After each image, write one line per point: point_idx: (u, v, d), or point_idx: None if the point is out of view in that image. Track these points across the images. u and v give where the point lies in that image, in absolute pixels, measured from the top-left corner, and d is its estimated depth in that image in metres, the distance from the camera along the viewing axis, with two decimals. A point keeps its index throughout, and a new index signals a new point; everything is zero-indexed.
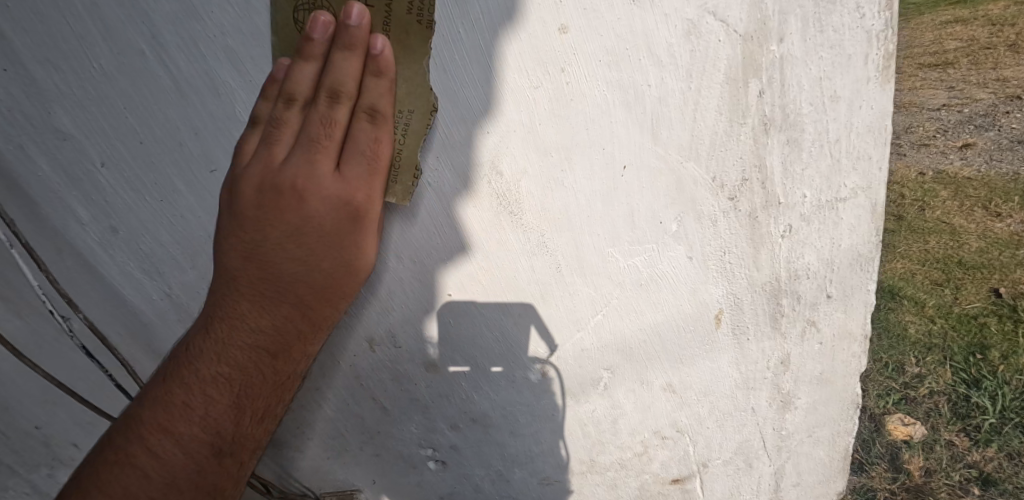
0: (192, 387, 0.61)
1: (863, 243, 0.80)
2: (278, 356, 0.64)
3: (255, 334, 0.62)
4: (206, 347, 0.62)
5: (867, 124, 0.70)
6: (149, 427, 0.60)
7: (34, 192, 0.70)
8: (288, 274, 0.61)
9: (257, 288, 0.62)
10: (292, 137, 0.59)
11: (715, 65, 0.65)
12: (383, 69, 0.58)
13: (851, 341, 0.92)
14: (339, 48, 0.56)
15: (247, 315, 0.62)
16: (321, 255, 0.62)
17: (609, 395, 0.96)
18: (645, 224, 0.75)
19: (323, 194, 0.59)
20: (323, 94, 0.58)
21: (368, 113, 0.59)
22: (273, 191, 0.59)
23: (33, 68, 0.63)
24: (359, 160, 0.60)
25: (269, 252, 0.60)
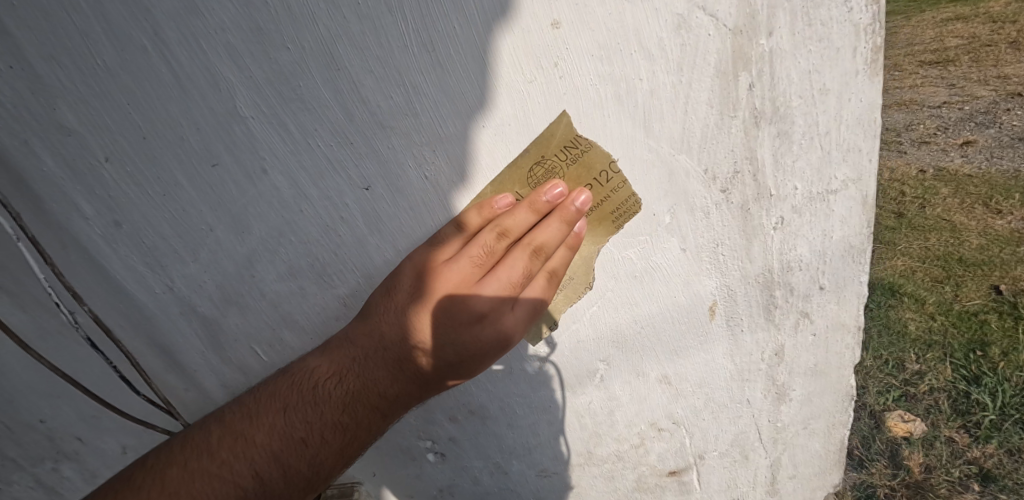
0: (306, 416, 0.70)
1: (854, 235, 0.81)
2: (365, 435, 0.73)
3: (380, 400, 0.72)
4: (326, 390, 0.71)
5: (857, 116, 0.71)
6: (259, 448, 0.68)
7: (39, 188, 0.71)
8: (409, 364, 0.72)
9: (396, 364, 0.72)
10: (453, 247, 0.72)
11: (705, 59, 0.66)
12: (549, 211, 0.68)
13: (845, 333, 0.92)
14: (523, 207, 0.68)
15: (375, 375, 0.72)
16: (445, 340, 0.70)
17: (605, 387, 0.97)
18: (638, 216, 0.76)
19: (481, 297, 0.69)
20: (471, 226, 0.71)
21: (534, 249, 0.67)
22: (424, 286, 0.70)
23: (38, 64, 0.64)
24: (504, 280, 0.68)
25: (400, 316, 0.71)
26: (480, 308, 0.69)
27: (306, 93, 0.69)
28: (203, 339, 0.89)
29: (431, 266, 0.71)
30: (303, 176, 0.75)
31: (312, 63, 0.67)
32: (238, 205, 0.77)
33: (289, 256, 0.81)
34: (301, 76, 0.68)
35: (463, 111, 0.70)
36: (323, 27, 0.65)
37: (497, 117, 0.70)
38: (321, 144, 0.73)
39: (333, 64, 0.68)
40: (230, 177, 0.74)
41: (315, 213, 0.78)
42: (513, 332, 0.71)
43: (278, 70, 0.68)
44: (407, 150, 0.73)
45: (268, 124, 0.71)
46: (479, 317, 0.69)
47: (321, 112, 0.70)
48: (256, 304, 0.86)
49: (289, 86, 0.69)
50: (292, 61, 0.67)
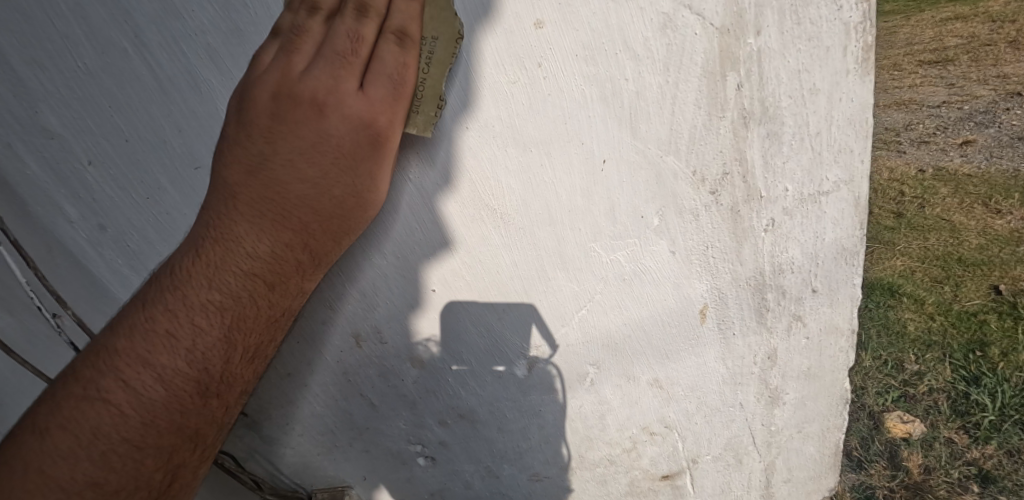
0: (182, 319, 0.59)
1: (847, 237, 0.80)
2: (276, 284, 0.64)
3: (249, 261, 0.61)
4: (193, 272, 0.61)
5: (848, 117, 0.70)
6: (122, 357, 0.58)
7: (23, 190, 0.71)
8: (302, 197, 0.62)
9: (271, 214, 0.62)
10: (315, 42, 0.60)
11: (692, 58, 0.64)
12: (410, 47, 0.61)
13: (838, 336, 0.91)
14: (381, 35, 0.60)
15: (237, 236, 0.61)
16: (318, 207, 0.63)
17: (596, 390, 0.96)
18: (626, 218, 0.75)
19: (366, 153, 0.63)
20: (295, 75, 0.60)
21: (398, 33, 0.60)
22: (315, 98, 0.60)
23: (20, 68, 0.64)
24: (379, 93, 0.61)
25: (286, 177, 0.61)
26: (373, 126, 0.62)
27: None
28: None
29: (307, 107, 0.60)
30: None
31: None
32: None
33: None
34: None
35: (449, 111, 0.68)
36: None
37: (483, 118, 0.68)
38: None
39: None
40: None
41: None
42: (357, 108, 0.61)
43: None
44: (393, 153, 0.70)
45: None
46: (317, 107, 0.60)
47: None
48: None
49: None
50: None
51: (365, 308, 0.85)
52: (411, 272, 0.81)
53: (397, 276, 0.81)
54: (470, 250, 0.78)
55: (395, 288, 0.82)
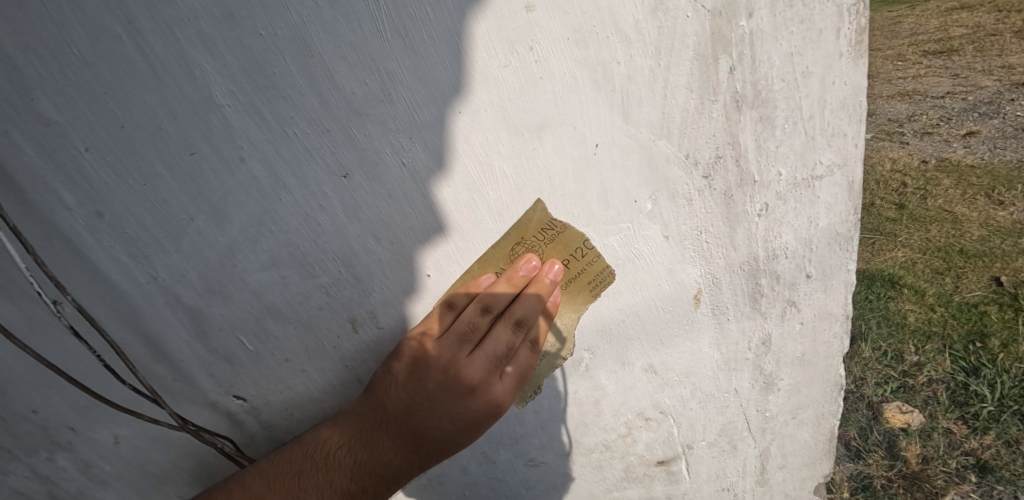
0: (319, 485, 0.78)
1: (840, 222, 0.80)
2: (391, 481, 0.80)
3: (379, 462, 0.78)
4: (336, 460, 0.78)
5: (841, 100, 0.70)
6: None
7: (17, 176, 0.69)
8: (431, 427, 0.77)
9: (402, 439, 0.78)
10: (485, 332, 0.76)
11: (683, 41, 0.64)
12: (525, 284, 0.75)
13: (832, 321, 0.92)
14: (529, 290, 0.74)
15: (381, 448, 0.78)
16: (454, 423, 0.77)
17: (590, 376, 0.96)
18: (619, 203, 0.75)
19: (477, 405, 0.76)
20: (495, 309, 0.76)
21: (531, 342, 0.78)
22: (462, 333, 0.76)
23: (15, 56, 0.63)
24: (512, 374, 0.78)
25: (417, 406, 0.76)
26: (461, 377, 0.75)
27: (280, 81, 0.67)
28: (188, 329, 0.88)
29: (465, 341, 0.76)
30: (280, 164, 0.73)
31: (285, 50, 0.65)
32: (217, 195, 0.75)
33: (269, 247, 0.80)
34: (275, 63, 0.66)
35: (438, 96, 0.67)
36: (295, 13, 0.63)
37: (473, 102, 0.68)
38: (297, 132, 0.70)
39: (306, 51, 0.65)
40: (207, 165, 0.73)
41: (294, 203, 0.76)
42: (507, 400, 0.78)
43: (251, 57, 0.66)
44: (383, 138, 0.70)
45: (244, 112, 0.69)
46: (465, 339, 0.76)
47: (296, 101, 0.68)
48: (240, 295, 0.85)
49: (263, 73, 0.67)
50: (266, 48, 0.65)
51: (360, 293, 0.86)
52: (406, 256, 0.81)
53: (391, 261, 0.82)
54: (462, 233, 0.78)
55: (389, 272, 0.83)
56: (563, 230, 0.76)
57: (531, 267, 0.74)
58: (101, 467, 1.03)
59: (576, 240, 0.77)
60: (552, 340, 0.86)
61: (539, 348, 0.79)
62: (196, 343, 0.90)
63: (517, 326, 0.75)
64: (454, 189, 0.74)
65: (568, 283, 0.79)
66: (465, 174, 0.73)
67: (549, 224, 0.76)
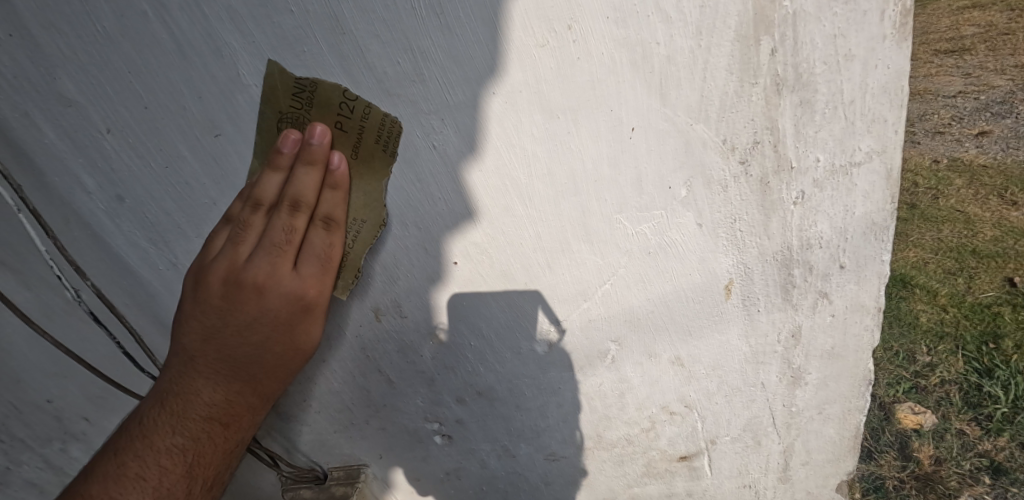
0: (149, 464, 0.70)
1: (877, 211, 0.78)
2: (232, 415, 0.75)
3: (200, 405, 0.72)
4: (154, 420, 0.72)
5: (883, 84, 0.68)
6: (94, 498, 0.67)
7: (39, 161, 0.69)
8: (258, 325, 0.72)
9: (221, 371, 0.73)
10: (257, 232, 0.69)
11: (725, 21, 0.63)
12: (294, 162, 0.66)
13: (864, 314, 0.90)
14: (299, 165, 0.66)
15: (199, 391, 0.72)
16: (265, 326, 0.72)
17: (616, 368, 0.95)
18: (653, 189, 0.74)
19: (276, 294, 0.70)
20: (267, 198, 0.67)
21: (325, 222, 0.69)
22: (246, 242, 0.69)
23: (37, 33, 0.61)
24: (311, 258, 0.71)
25: (213, 327, 0.71)
26: (245, 276, 0.69)
27: (311, 60, 0.65)
28: None
29: (250, 288, 0.69)
30: None
31: (317, 27, 0.63)
32: (241, 178, 0.74)
33: None
34: (306, 41, 0.64)
35: (473, 77, 0.66)
36: None
37: (508, 83, 0.66)
38: (326, 113, 0.69)
39: (339, 29, 0.63)
40: (232, 147, 0.72)
41: None
42: (312, 286, 0.72)
43: (281, 34, 0.64)
44: (414, 120, 0.68)
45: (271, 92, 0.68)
46: (258, 286, 0.69)
47: (325, 80, 0.66)
48: None
49: (293, 51, 0.65)
50: (296, 25, 0.63)
51: (384, 281, 0.84)
52: (433, 243, 0.79)
53: (418, 248, 0.80)
54: (491, 221, 0.76)
55: (416, 260, 0.81)
56: (367, 117, 0.67)
57: (292, 143, 0.65)
58: None
59: (379, 117, 0.67)
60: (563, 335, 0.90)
61: (339, 226, 0.70)
62: None
63: (327, 225, 0.70)
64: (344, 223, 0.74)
65: (377, 141, 0.68)
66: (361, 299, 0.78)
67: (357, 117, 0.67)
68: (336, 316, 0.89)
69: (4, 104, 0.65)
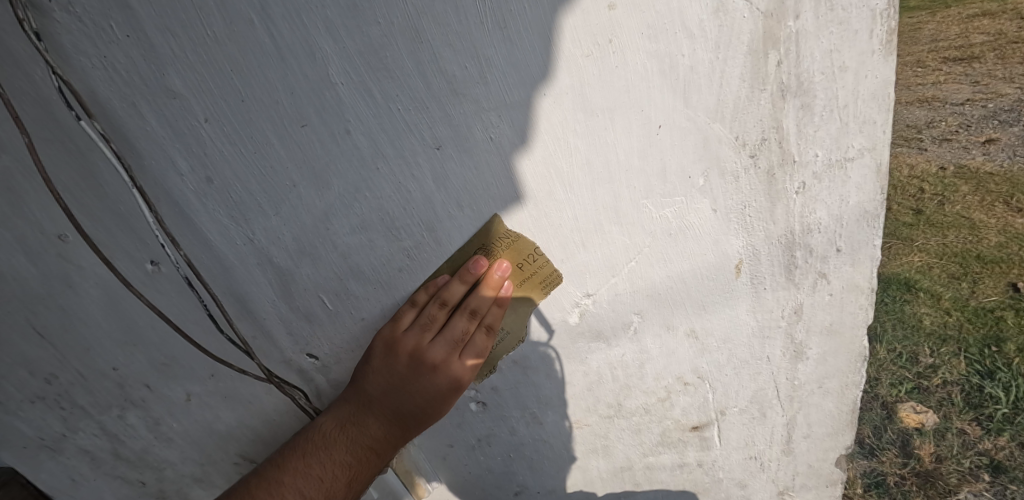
0: (324, 461, 0.95)
1: (869, 201, 0.90)
2: (380, 452, 1.00)
3: (366, 436, 0.99)
4: (333, 435, 0.98)
5: (872, 91, 0.81)
6: (284, 486, 0.92)
7: (139, 144, 0.81)
8: (420, 396, 0.99)
9: (384, 412, 0.99)
10: (440, 325, 0.97)
11: (740, 38, 0.76)
12: (477, 281, 0.94)
13: (859, 293, 1.01)
14: (481, 286, 0.94)
15: (369, 425, 0.99)
16: (426, 399, 0.99)
17: (638, 339, 1.07)
18: (676, 178, 0.86)
19: (442, 378, 0.98)
20: (451, 302, 0.95)
21: (486, 329, 0.98)
22: (403, 379, 0.97)
23: (152, 34, 0.73)
24: (472, 359, 0.99)
25: (393, 387, 0.97)
26: (431, 357, 0.96)
27: (391, 63, 0.77)
28: (274, 288, 1.00)
29: (428, 367, 0.97)
30: (382, 136, 0.83)
31: (399, 37, 0.75)
32: (321, 163, 0.86)
33: (362, 212, 0.91)
34: (388, 48, 0.76)
35: (528, 81, 0.79)
36: (412, 5, 0.73)
37: (557, 86, 0.79)
38: (401, 108, 0.81)
39: (418, 38, 0.75)
40: (316, 136, 0.83)
41: (389, 172, 0.87)
42: (465, 374, 1.00)
43: (368, 42, 0.76)
44: (477, 115, 0.81)
45: (356, 90, 0.80)
46: (455, 339, 0.97)
47: (403, 81, 0.79)
48: (328, 256, 0.96)
49: (376, 56, 0.77)
50: (382, 35, 0.75)
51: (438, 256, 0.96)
52: (484, 223, 0.92)
53: (472, 226, 0.92)
54: (536, 202, 0.89)
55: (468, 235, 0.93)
56: (536, 262, 0.95)
57: (478, 265, 0.92)
58: (167, 424, 1.16)
59: (546, 268, 0.96)
60: (594, 306, 1.02)
61: (494, 334, 0.99)
62: (281, 301, 1.02)
63: (471, 312, 0.96)
64: (483, 250, 0.94)
65: (541, 282, 0.98)
66: (495, 237, 0.93)
67: (532, 265, 0.96)
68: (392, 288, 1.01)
69: (116, 95, 0.77)
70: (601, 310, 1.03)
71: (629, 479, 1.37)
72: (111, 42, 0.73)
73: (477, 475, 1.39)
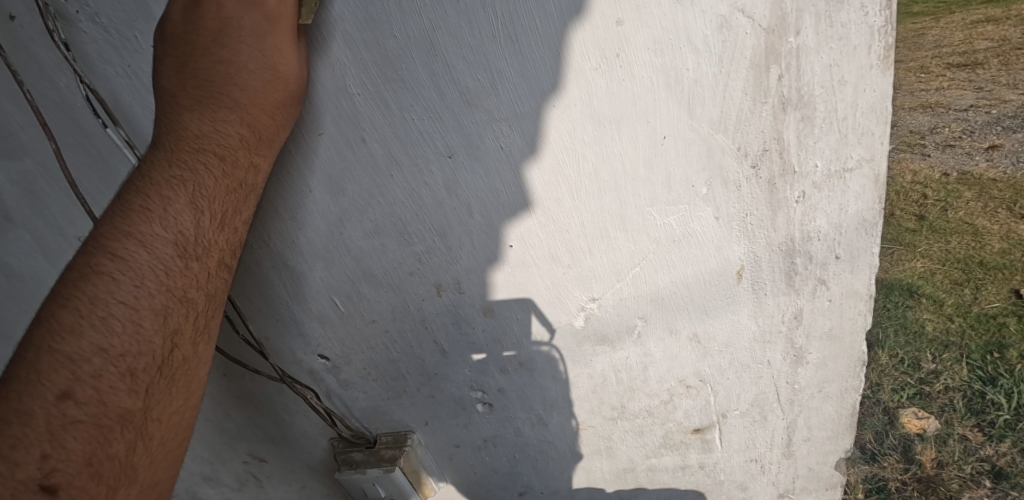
0: (114, 299, 0.63)
1: (868, 210, 0.92)
2: (240, 164, 0.74)
3: (186, 172, 0.70)
4: (133, 210, 0.66)
5: (871, 104, 0.83)
6: (72, 349, 0.59)
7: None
8: (224, 81, 0.72)
9: (201, 148, 0.71)
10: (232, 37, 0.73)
11: (742, 53, 0.78)
12: None
13: (858, 299, 1.04)
14: None
15: (166, 163, 0.70)
16: (262, 107, 0.74)
17: (641, 343, 1.10)
18: (679, 187, 0.89)
19: (251, 38, 0.72)
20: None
21: None
22: (179, 64, 0.72)
23: None
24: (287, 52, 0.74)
25: (203, 116, 0.72)
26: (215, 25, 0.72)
27: (406, 74, 0.80)
28: (288, 290, 1.03)
29: (212, 28, 0.72)
30: (396, 145, 0.86)
31: (414, 50, 0.78)
32: (337, 169, 0.89)
33: (375, 217, 0.94)
34: (404, 60, 0.79)
35: (538, 93, 0.81)
36: (427, 20, 0.76)
37: (567, 98, 0.82)
38: (415, 118, 0.84)
39: (432, 51, 0.78)
40: (332, 144, 0.86)
41: (403, 179, 0.89)
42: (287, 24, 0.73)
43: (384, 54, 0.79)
44: (488, 125, 0.84)
45: (372, 100, 0.83)
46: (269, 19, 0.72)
47: (418, 91, 0.82)
48: (341, 259, 0.99)
49: (392, 68, 0.80)
50: (398, 47, 0.78)
51: (448, 260, 0.99)
52: (493, 229, 0.95)
53: (481, 232, 0.95)
54: (544, 210, 0.92)
55: (477, 241, 0.96)
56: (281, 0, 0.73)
57: None
58: None
59: None
60: (600, 310, 1.05)
61: None
62: (294, 303, 1.05)
63: None
64: None
65: None
66: None
67: None
68: (401, 290, 1.03)
69: (141, 104, 0.81)
70: (605, 314, 1.05)
71: (632, 479, 1.40)
72: (136, 53, 0.76)
73: (483, 475, 1.41)
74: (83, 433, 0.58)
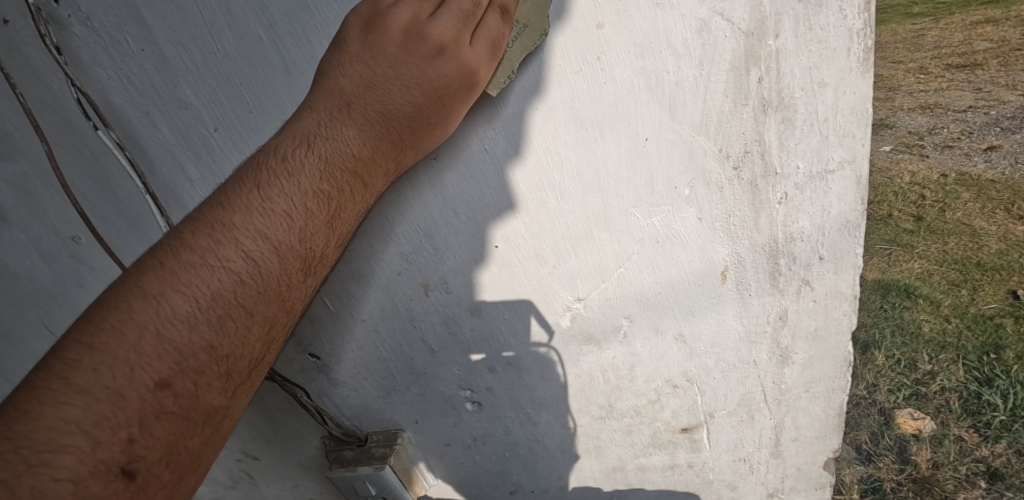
0: (213, 292, 0.66)
1: (851, 211, 0.93)
2: (353, 180, 0.77)
3: (297, 178, 0.73)
4: (246, 215, 0.69)
5: (852, 106, 0.83)
6: (165, 336, 0.63)
7: (152, 151, 0.87)
8: (397, 101, 0.78)
9: (337, 170, 0.75)
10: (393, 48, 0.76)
11: (722, 56, 0.79)
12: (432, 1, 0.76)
13: (842, 300, 1.04)
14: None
15: (292, 171, 0.72)
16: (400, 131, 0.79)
17: (628, 343, 1.11)
18: (662, 189, 0.90)
19: (444, 66, 0.76)
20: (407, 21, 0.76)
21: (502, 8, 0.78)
22: (369, 82, 0.77)
23: (167, 49, 0.79)
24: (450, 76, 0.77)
25: (347, 139, 0.76)
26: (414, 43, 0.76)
27: None
28: None
29: (396, 37, 0.76)
30: None
31: None
32: None
33: (362, 217, 0.94)
34: None
35: (521, 95, 0.83)
36: None
37: (549, 100, 0.83)
38: None
39: None
40: None
41: (389, 179, 0.90)
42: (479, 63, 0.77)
43: None
44: (471, 127, 0.85)
45: None
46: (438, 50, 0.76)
47: None
48: None
49: None
50: None
51: (436, 260, 0.99)
52: (478, 230, 0.96)
53: (467, 233, 0.96)
54: (529, 211, 0.93)
55: (463, 242, 0.97)
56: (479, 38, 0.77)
57: None
58: None
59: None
60: (587, 310, 1.06)
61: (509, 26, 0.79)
62: None
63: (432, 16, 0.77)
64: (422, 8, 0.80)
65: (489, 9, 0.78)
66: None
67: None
68: (389, 290, 1.04)
69: (131, 105, 0.83)
70: (592, 314, 1.06)
71: (621, 479, 1.40)
72: (127, 56, 0.79)
73: (473, 474, 1.42)
74: (162, 425, 0.62)
